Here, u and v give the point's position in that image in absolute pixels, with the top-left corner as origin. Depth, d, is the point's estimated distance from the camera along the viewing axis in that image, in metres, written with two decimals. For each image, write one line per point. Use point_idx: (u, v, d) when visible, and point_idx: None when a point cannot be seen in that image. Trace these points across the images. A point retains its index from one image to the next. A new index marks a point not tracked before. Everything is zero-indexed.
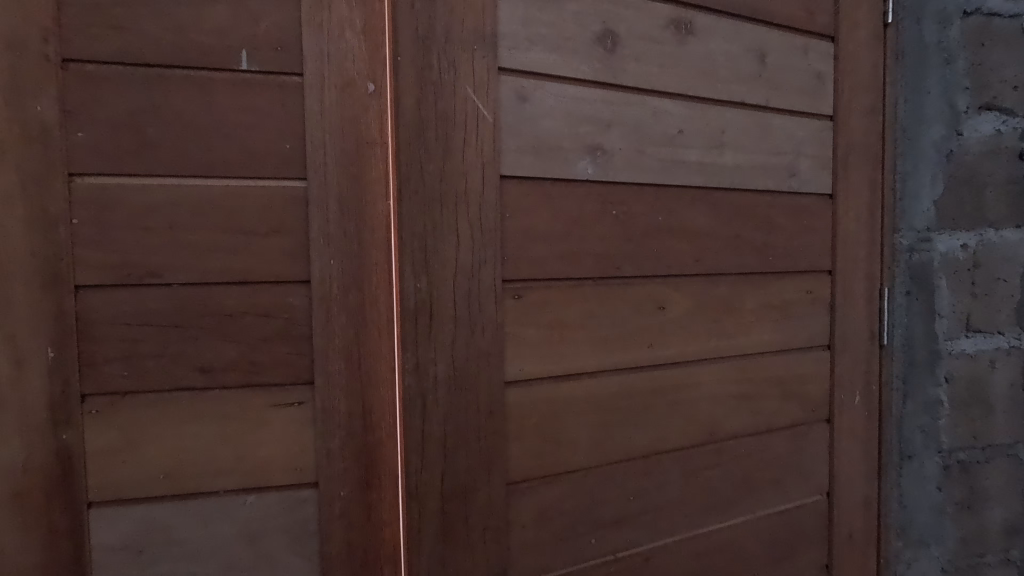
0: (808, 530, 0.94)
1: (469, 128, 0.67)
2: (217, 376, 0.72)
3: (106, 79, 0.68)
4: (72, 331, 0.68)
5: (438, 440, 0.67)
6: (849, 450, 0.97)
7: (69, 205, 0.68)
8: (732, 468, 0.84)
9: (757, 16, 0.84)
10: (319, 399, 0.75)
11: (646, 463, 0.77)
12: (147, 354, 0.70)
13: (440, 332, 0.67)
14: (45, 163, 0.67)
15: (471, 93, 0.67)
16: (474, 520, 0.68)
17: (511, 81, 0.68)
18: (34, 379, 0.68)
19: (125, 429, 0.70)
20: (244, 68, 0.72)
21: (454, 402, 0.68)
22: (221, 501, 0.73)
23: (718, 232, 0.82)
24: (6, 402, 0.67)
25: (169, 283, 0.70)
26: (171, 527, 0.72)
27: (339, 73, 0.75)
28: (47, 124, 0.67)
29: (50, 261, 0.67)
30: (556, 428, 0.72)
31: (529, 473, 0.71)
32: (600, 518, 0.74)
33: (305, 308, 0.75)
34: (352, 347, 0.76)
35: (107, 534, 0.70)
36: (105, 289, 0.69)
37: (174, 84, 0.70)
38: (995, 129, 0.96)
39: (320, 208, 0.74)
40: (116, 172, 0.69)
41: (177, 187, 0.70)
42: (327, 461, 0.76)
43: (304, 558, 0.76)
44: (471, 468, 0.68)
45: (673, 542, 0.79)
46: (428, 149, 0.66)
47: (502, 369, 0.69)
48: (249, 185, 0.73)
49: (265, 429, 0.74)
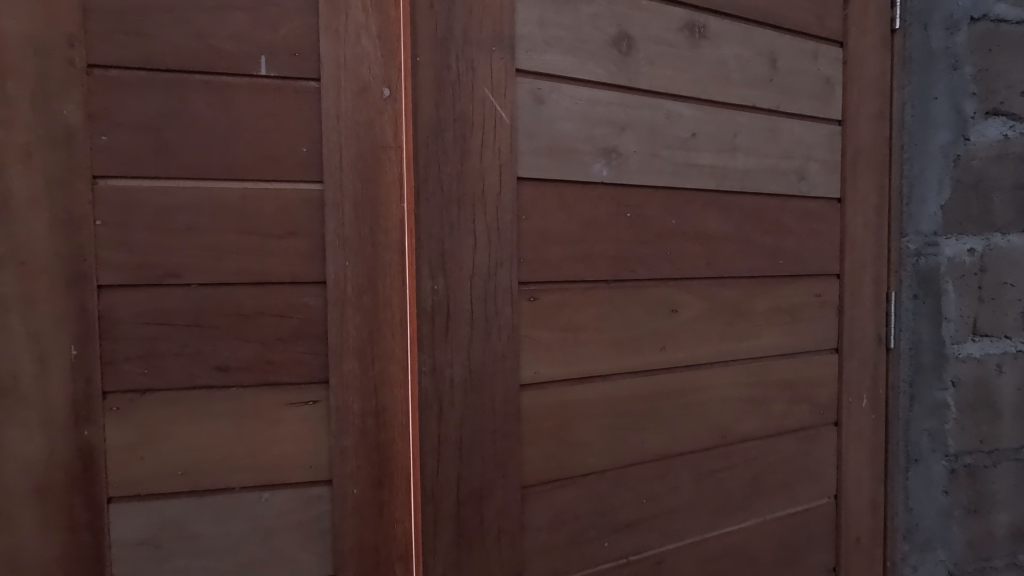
0: (816, 534, 0.95)
1: (486, 130, 0.68)
2: (233, 374, 0.74)
3: (129, 83, 0.70)
4: (94, 330, 0.70)
5: (453, 442, 0.68)
6: (857, 453, 0.98)
7: (92, 207, 0.69)
8: (742, 471, 0.85)
9: (768, 20, 0.85)
10: (333, 398, 0.76)
11: (657, 465, 0.78)
12: (167, 352, 0.72)
13: (457, 333, 0.68)
14: (70, 166, 0.69)
15: (489, 94, 0.68)
16: (489, 522, 0.69)
17: (528, 83, 0.70)
18: (57, 377, 0.69)
19: (144, 426, 0.72)
20: (263, 72, 0.73)
21: (469, 403, 0.69)
22: (236, 497, 0.74)
23: (729, 235, 0.83)
24: (30, 399, 0.69)
25: (187, 283, 0.72)
26: (187, 523, 0.73)
27: (356, 78, 0.76)
28: (72, 128, 0.68)
29: (74, 262, 0.69)
30: (569, 430, 0.73)
31: (542, 474, 0.72)
32: (612, 521, 0.75)
33: (320, 309, 0.76)
34: (367, 348, 0.78)
35: (126, 529, 0.72)
36: (126, 289, 0.71)
37: (194, 89, 0.71)
38: (1002, 134, 0.97)
39: (335, 211, 0.76)
40: (137, 174, 0.70)
41: (197, 189, 0.72)
42: (341, 460, 0.77)
43: (317, 555, 0.77)
44: (486, 469, 0.69)
45: (684, 546, 0.80)
46: (446, 151, 0.67)
47: (517, 373, 0.70)
48: (266, 188, 0.74)
49: (280, 427, 0.76)
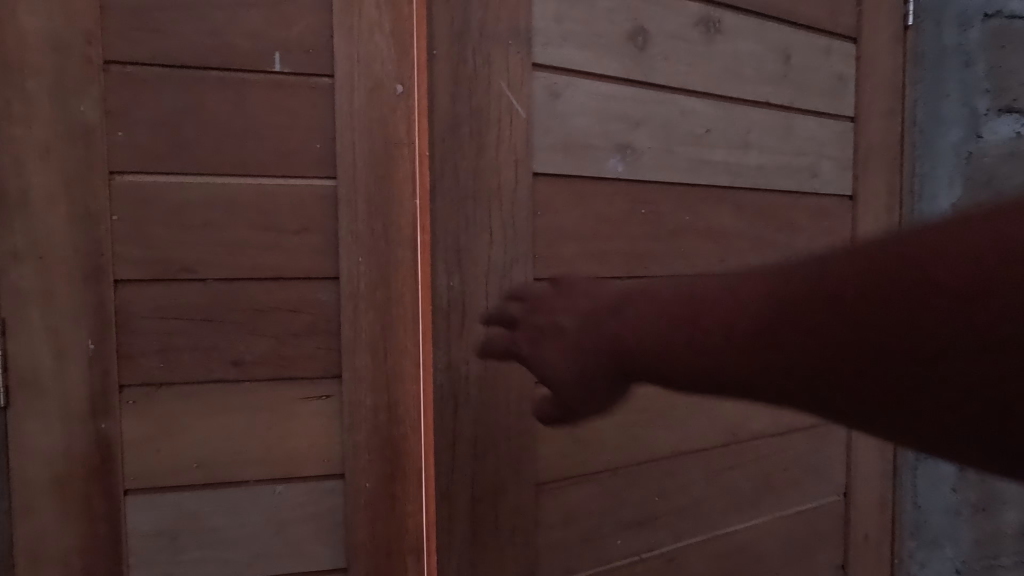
0: (825, 531, 0.95)
1: (502, 124, 0.68)
2: (248, 369, 0.75)
3: (145, 80, 0.70)
4: (111, 324, 0.71)
5: (468, 439, 0.68)
6: (864, 451, 0.98)
7: (109, 202, 0.70)
8: (752, 468, 0.85)
9: (781, 16, 0.84)
10: (345, 392, 0.77)
11: (668, 462, 0.78)
12: (183, 346, 0.73)
13: (472, 331, 0.69)
14: (87, 162, 0.69)
15: (506, 88, 0.68)
16: (502, 521, 0.69)
17: (544, 77, 0.70)
18: (75, 370, 0.70)
19: (161, 419, 0.73)
20: (277, 69, 0.74)
21: (485, 404, 0.69)
22: (251, 490, 0.75)
23: (741, 233, 0.83)
24: (49, 392, 0.70)
25: (203, 278, 0.73)
26: (202, 515, 0.74)
27: (369, 75, 0.77)
28: (90, 124, 0.69)
29: (91, 257, 0.70)
30: (582, 427, 0.73)
31: (556, 472, 0.71)
32: (624, 518, 0.75)
33: (333, 304, 0.77)
34: (380, 343, 0.78)
35: (142, 521, 0.73)
36: (142, 284, 0.72)
37: (210, 85, 0.72)
38: (1016, 132, 0.93)
39: (348, 207, 0.76)
40: (153, 170, 0.71)
41: (212, 185, 0.72)
42: (353, 454, 0.78)
43: (330, 548, 0.78)
44: (500, 467, 0.68)
45: (694, 542, 0.80)
46: (461, 146, 0.67)
47: (532, 370, 0.70)
48: (280, 184, 0.75)
49: (293, 421, 0.76)
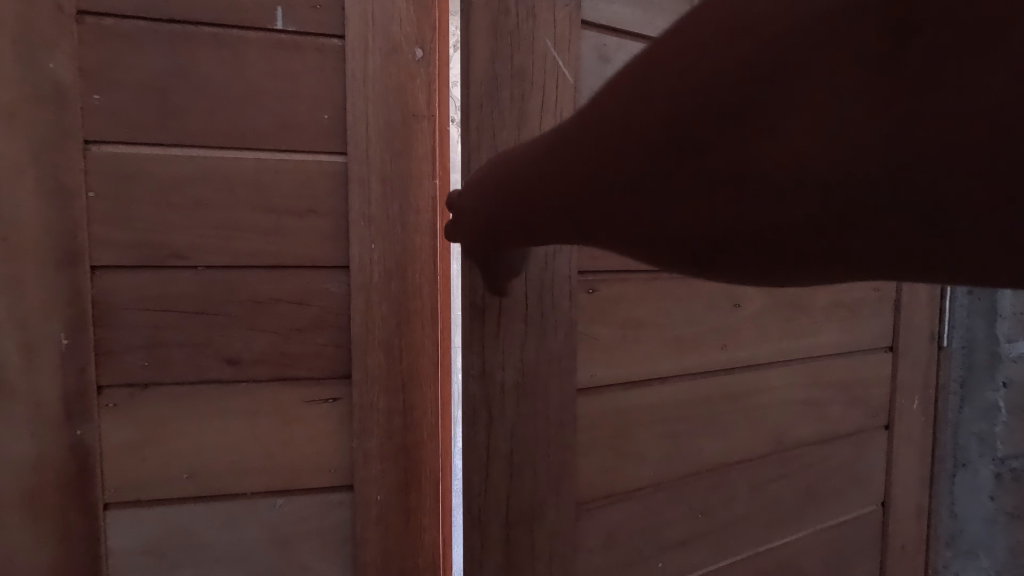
0: (864, 544, 0.89)
1: (547, 87, 0.58)
2: (245, 368, 0.66)
3: (127, 35, 0.61)
4: (89, 316, 0.62)
5: (505, 457, 0.58)
6: (908, 459, 0.92)
7: (86, 176, 0.61)
8: (797, 479, 0.78)
9: None
10: (355, 395, 0.69)
11: (711, 475, 0.71)
12: (172, 342, 0.64)
13: (509, 329, 0.57)
14: (59, 129, 0.60)
15: (551, 46, 0.58)
16: (541, 548, 0.60)
17: (591, 37, 0.61)
18: (47, 369, 0.61)
19: (147, 424, 0.64)
20: (280, 27, 0.64)
21: (522, 412, 0.59)
22: (249, 503, 0.67)
23: None
24: (14, 394, 0.60)
25: (195, 265, 0.64)
26: (192, 530, 0.66)
27: (385, 36, 0.67)
28: (62, 85, 0.59)
29: (65, 238, 0.60)
30: (624, 438, 0.65)
31: (596, 487, 0.64)
32: (664, 539, 0.68)
33: (343, 297, 0.68)
34: (393, 340, 0.70)
35: (125, 537, 0.64)
36: (125, 270, 0.63)
37: (202, 43, 0.62)
38: None
39: (360, 186, 0.67)
40: (137, 140, 0.62)
41: (205, 158, 0.63)
42: (363, 463, 0.70)
43: (337, 566, 0.70)
44: (539, 486, 0.60)
45: (735, 561, 0.74)
46: (501, 111, 0.57)
47: (576, 376, 0.62)
48: (283, 159, 0.65)
49: (297, 426, 0.68)
